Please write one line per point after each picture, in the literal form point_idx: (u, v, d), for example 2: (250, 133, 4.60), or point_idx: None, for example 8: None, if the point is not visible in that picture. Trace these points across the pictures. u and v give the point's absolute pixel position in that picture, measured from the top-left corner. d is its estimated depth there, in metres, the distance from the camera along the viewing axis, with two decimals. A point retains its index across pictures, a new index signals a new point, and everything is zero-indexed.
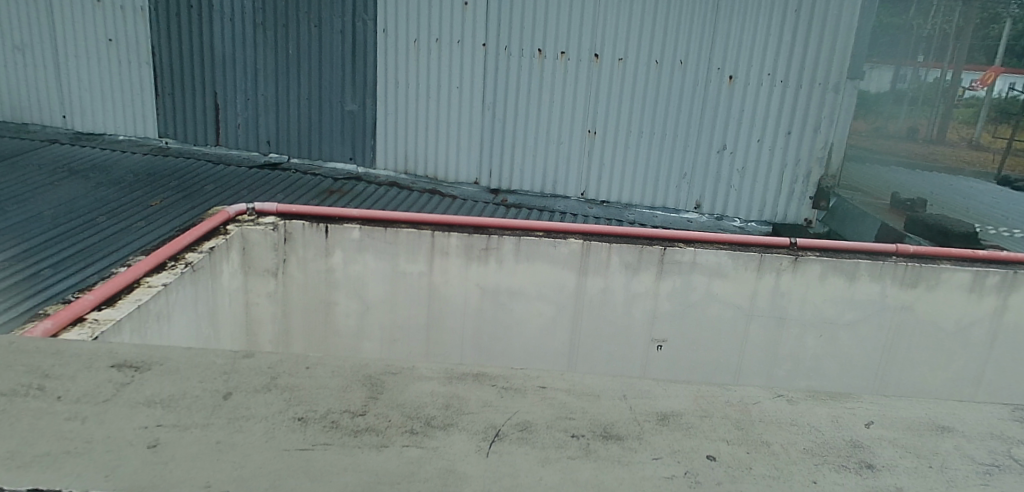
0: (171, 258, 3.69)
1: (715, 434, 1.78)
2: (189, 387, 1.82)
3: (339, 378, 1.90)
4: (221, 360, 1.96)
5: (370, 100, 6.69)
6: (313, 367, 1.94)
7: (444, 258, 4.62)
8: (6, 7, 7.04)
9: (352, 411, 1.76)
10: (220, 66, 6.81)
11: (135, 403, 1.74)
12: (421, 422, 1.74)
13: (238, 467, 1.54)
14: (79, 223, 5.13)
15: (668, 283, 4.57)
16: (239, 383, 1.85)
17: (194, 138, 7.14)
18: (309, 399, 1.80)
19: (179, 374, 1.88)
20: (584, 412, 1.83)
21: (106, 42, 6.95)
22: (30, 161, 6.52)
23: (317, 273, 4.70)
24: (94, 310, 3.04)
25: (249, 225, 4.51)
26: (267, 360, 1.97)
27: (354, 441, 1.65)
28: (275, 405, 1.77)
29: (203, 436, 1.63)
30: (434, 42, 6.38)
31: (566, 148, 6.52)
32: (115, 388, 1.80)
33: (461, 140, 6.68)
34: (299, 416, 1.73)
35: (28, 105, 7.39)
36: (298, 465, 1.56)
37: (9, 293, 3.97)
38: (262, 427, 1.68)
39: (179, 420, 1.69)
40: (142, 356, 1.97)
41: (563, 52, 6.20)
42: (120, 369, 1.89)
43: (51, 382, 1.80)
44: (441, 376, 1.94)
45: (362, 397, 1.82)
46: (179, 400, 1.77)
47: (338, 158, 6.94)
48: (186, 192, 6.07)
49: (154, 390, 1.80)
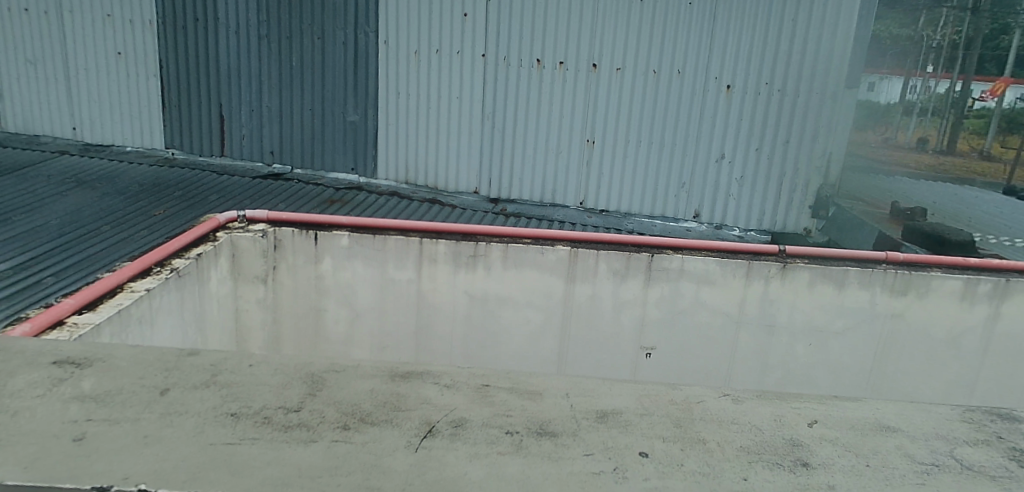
0: (158, 263, 3.73)
1: (652, 431, 1.77)
2: (127, 384, 1.83)
3: (282, 375, 1.90)
4: (166, 357, 1.97)
5: (371, 110, 6.74)
6: (256, 365, 1.94)
7: (432, 264, 4.63)
8: (19, 22, 7.16)
9: (286, 408, 1.77)
10: (225, 78, 6.88)
11: (69, 399, 1.75)
12: (355, 418, 1.74)
13: (160, 460, 1.55)
14: (83, 232, 5.19)
15: (656, 289, 4.57)
16: (178, 380, 1.86)
17: (200, 149, 7.21)
18: (246, 396, 1.80)
19: (119, 370, 1.89)
20: (523, 408, 1.84)
21: (116, 54, 7.03)
22: (43, 172, 6.60)
23: (306, 279, 4.73)
24: (75, 314, 3.07)
25: (238, 232, 4.55)
26: (211, 358, 1.98)
27: (283, 436, 1.65)
28: (210, 401, 1.78)
29: (133, 430, 1.64)
30: (434, 52, 6.43)
31: (565, 157, 6.53)
32: (52, 383, 1.81)
33: (460, 151, 6.71)
34: (231, 411, 1.73)
35: (39, 116, 7.48)
36: (220, 458, 1.57)
37: (13, 299, 4.02)
38: (193, 422, 1.69)
39: (110, 415, 1.70)
40: (86, 353, 1.97)
41: (562, 62, 6.23)
42: (60, 365, 1.90)
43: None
44: (387, 373, 1.94)
45: (299, 394, 1.83)
46: (115, 396, 1.77)
47: (340, 168, 6.99)
48: (190, 201, 6.13)
49: (92, 385, 1.81)
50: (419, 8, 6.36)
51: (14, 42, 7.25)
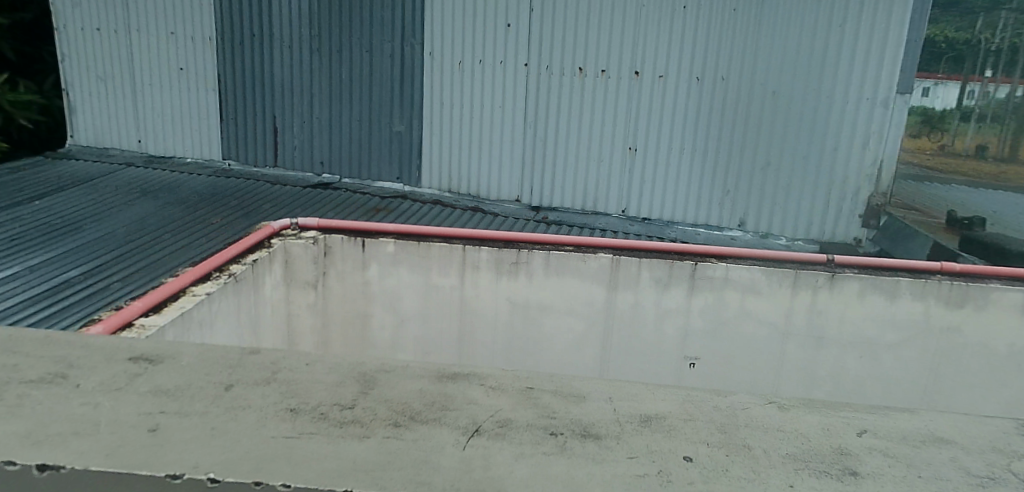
0: (217, 269, 3.86)
1: (696, 440, 1.71)
2: (194, 379, 1.74)
3: (336, 374, 1.82)
4: (229, 355, 1.89)
5: (416, 121, 6.86)
6: (313, 364, 1.86)
7: (475, 271, 4.68)
8: (89, 41, 7.50)
9: (342, 405, 1.67)
10: (278, 90, 7.10)
11: (138, 391, 1.66)
12: (405, 415, 1.66)
13: (226, 450, 1.45)
14: (146, 239, 5.40)
15: (700, 299, 4.54)
16: (241, 376, 1.77)
17: (255, 160, 7.43)
18: (304, 393, 1.71)
19: (186, 365, 1.81)
20: (563, 413, 1.77)
21: (178, 70, 7.32)
22: (110, 183, 6.90)
23: (354, 286, 4.85)
24: (142, 316, 3.21)
25: (291, 239, 4.67)
26: (271, 356, 1.89)
27: (338, 431, 1.56)
28: (271, 396, 1.68)
29: (198, 422, 1.54)
30: (478, 63, 6.53)
31: (607, 165, 6.53)
32: (126, 377, 1.72)
33: (503, 159, 6.77)
34: (291, 406, 1.64)
35: (105, 129, 7.80)
36: (281, 451, 1.47)
37: (84, 302, 4.21)
38: (254, 416, 1.59)
39: (179, 407, 1.60)
40: (158, 349, 1.90)
41: (605, 70, 6.25)
42: (135, 360, 1.82)
43: (55, 363, 1.77)
44: (434, 377, 1.86)
45: (353, 392, 1.74)
46: (181, 390, 1.68)
47: (386, 177, 7.12)
48: (245, 210, 6.32)
49: (162, 379, 1.72)
50: (462, 19, 6.47)
51: (83, 59, 7.59)
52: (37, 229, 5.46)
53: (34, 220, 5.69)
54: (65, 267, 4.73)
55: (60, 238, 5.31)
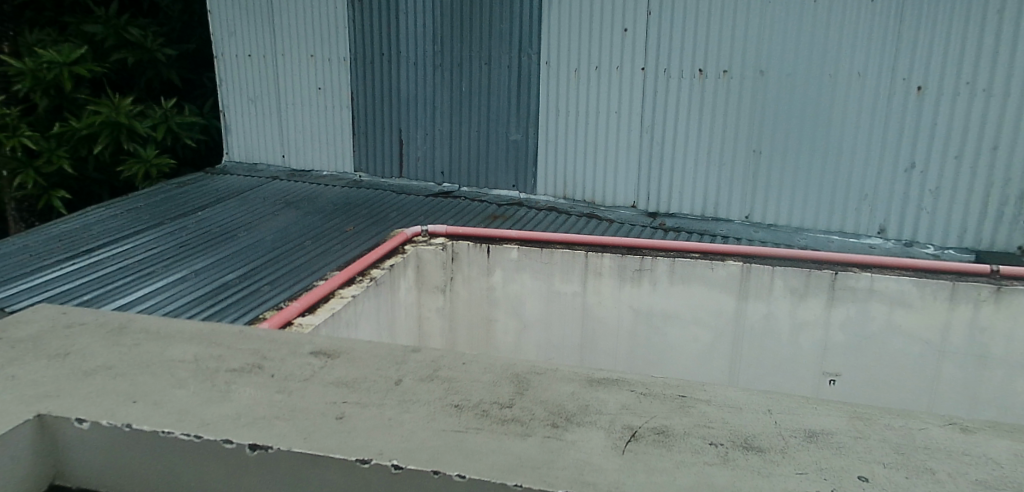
0: (359, 274, 4.29)
1: (913, 459, 1.23)
2: (369, 373, 1.54)
3: (492, 373, 1.55)
4: (394, 351, 1.67)
5: (532, 129, 6.99)
6: (469, 363, 1.60)
7: (597, 278, 4.74)
8: (239, 66, 8.17)
9: (501, 403, 1.42)
10: (405, 107, 7.43)
11: (310, 380, 1.47)
12: (562, 418, 1.35)
13: (404, 440, 1.26)
14: (291, 246, 5.85)
15: (842, 310, 4.40)
16: (408, 372, 1.56)
17: (383, 172, 7.79)
18: (464, 390, 1.47)
19: (357, 358, 1.61)
20: (724, 420, 1.34)
21: (316, 90, 7.81)
22: (260, 195, 7.52)
23: (479, 291, 5.06)
24: (299, 316, 3.66)
25: (422, 245, 4.96)
26: (432, 355, 1.66)
27: (500, 429, 1.31)
28: (436, 392, 1.47)
29: (375, 412, 1.36)
30: (594, 69, 6.57)
31: (728, 171, 6.38)
32: (311, 370, 1.52)
33: (619, 166, 6.76)
34: (453, 402, 1.41)
35: (255, 147, 8.44)
36: (450, 446, 1.25)
37: (237, 304, 4.66)
38: (425, 411, 1.38)
39: (361, 399, 1.41)
40: (335, 344, 1.68)
41: (726, 71, 6.13)
42: (315, 354, 1.60)
43: (223, 334, 1.65)
44: (582, 378, 1.51)
45: (508, 392, 1.47)
46: (357, 383, 1.49)
47: (502, 185, 7.27)
48: (374, 218, 6.63)
49: (338, 373, 1.52)
50: (579, 24, 6.52)
51: (234, 84, 8.27)
52: (200, 240, 6.14)
53: (199, 231, 6.42)
54: (224, 271, 5.34)
55: (218, 248, 5.93)
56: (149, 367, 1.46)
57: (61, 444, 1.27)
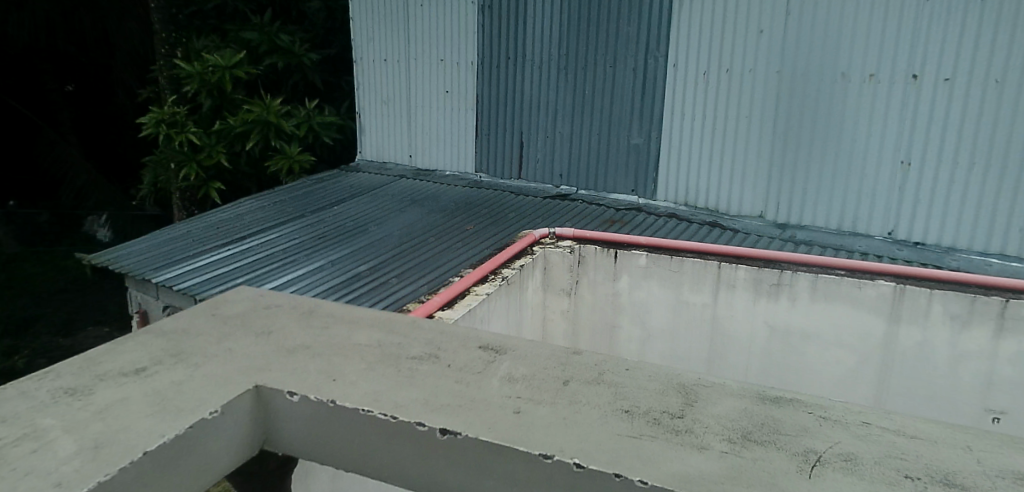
0: (492, 272, 4.55)
1: None
2: (537, 372, 1.59)
3: (658, 381, 1.55)
4: (556, 352, 1.69)
5: (655, 133, 6.89)
6: (633, 369, 1.61)
7: (730, 290, 4.69)
8: (377, 67, 8.60)
9: (672, 413, 1.41)
10: (526, 108, 7.53)
11: (483, 374, 1.56)
12: (738, 433, 1.33)
13: (581, 439, 1.31)
14: (418, 241, 6.08)
15: (1011, 343, 4.09)
16: (574, 373, 1.58)
17: (502, 173, 7.91)
18: (632, 396, 1.48)
19: (525, 356, 1.66)
20: (918, 454, 1.27)
21: (444, 93, 8.06)
22: (389, 192, 7.86)
23: (605, 295, 5.10)
24: (440, 309, 3.98)
25: (550, 247, 5.10)
26: (593, 358, 1.67)
27: (675, 438, 1.31)
28: (604, 396, 1.49)
29: (549, 410, 1.41)
30: (724, 72, 6.38)
31: (872, 183, 6.00)
32: (483, 364, 1.61)
33: (749, 173, 6.52)
34: (623, 407, 1.43)
35: (385, 146, 8.84)
36: (627, 451, 1.27)
37: (369, 295, 4.90)
38: (598, 414, 1.40)
39: (534, 396, 1.47)
40: (500, 340, 1.74)
41: (873, 74, 5.78)
42: (484, 349, 1.68)
43: (398, 322, 1.80)
44: (753, 394, 1.48)
45: (677, 402, 1.45)
46: (528, 380, 1.55)
47: (621, 190, 7.22)
48: (493, 218, 6.75)
49: (508, 368, 1.59)
50: (711, 27, 6.36)
51: (372, 86, 8.72)
52: (334, 232, 6.49)
53: (333, 224, 6.78)
54: (356, 263, 5.62)
55: (350, 240, 6.24)
56: (342, 350, 1.63)
57: (272, 414, 1.42)
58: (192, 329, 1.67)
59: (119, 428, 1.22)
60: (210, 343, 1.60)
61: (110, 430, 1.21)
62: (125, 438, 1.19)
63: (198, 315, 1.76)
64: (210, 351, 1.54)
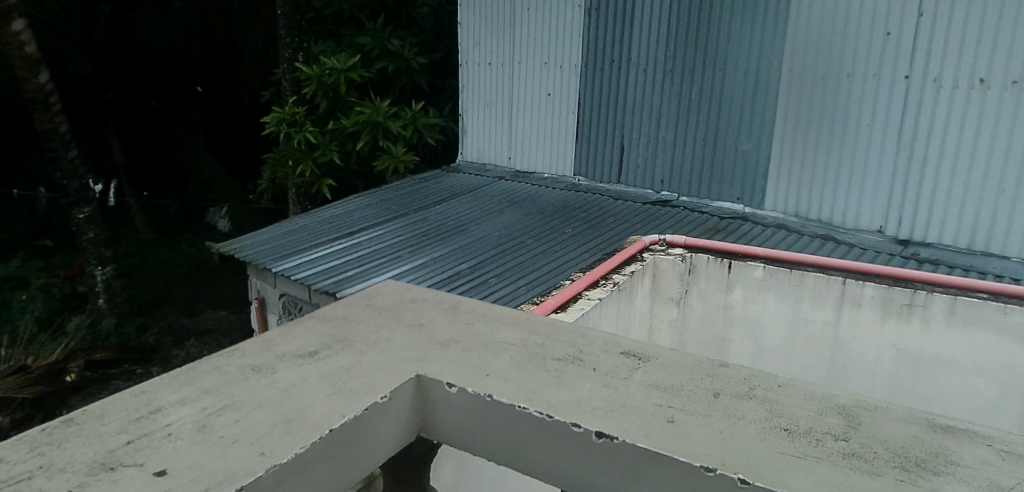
0: (603, 277, 4.55)
1: None
2: (685, 382, 1.54)
3: (814, 401, 1.47)
4: (701, 363, 1.63)
5: (766, 140, 6.65)
6: (786, 386, 1.53)
7: (855, 308, 4.52)
8: (484, 69, 8.73)
9: (836, 435, 1.35)
10: (628, 112, 7.47)
11: (628, 380, 1.53)
12: (911, 462, 1.27)
13: (742, 454, 1.28)
14: (517, 243, 6.14)
15: None
16: (724, 385, 1.52)
17: (601, 177, 7.89)
18: (789, 413, 1.42)
19: (668, 365, 1.61)
20: None
21: (547, 96, 8.11)
22: (489, 192, 7.97)
23: (716, 307, 5.03)
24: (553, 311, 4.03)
25: (660, 254, 5.07)
26: (742, 371, 1.60)
27: (844, 463, 1.27)
28: (758, 411, 1.43)
29: (702, 422, 1.37)
30: (846, 77, 6.10)
31: (1009, 201, 5.49)
32: (629, 370, 1.58)
33: (869, 185, 6.17)
34: (782, 425, 1.37)
35: (486, 148, 8.98)
36: (794, 472, 1.24)
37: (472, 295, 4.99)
38: (756, 430, 1.36)
39: (685, 406, 1.43)
40: (641, 346, 1.71)
41: (1016, 81, 5.30)
42: (627, 355, 1.65)
43: (539, 323, 1.80)
44: (922, 422, 1.40)
45: (839, 424, 1.39)
46: (676, 389, 1.50)
47: (725, 198, 7.02)
48: (591, 222, 6.70)
49: (653, 377, 1.55)
50: (830, 31, 6.10)
51: (478, 88, 8.86)
52: (436, 231, 6.63)
53: (435, 223, 6.93)
54: (456, 262, 5.74)
55: (451, 239, 6.37)
56: (489, 346, 1.65)
57: (429, 405, 1.47)
58: (349, 317, 1.76)
59: (306, 406, 1.30)
60: (369, 332, 1.68)
61: (300, 406, 1.30)
62: (312, 414, 1.27)
63: (355, 305, 1.85)
64: (371, 340, 1.62)
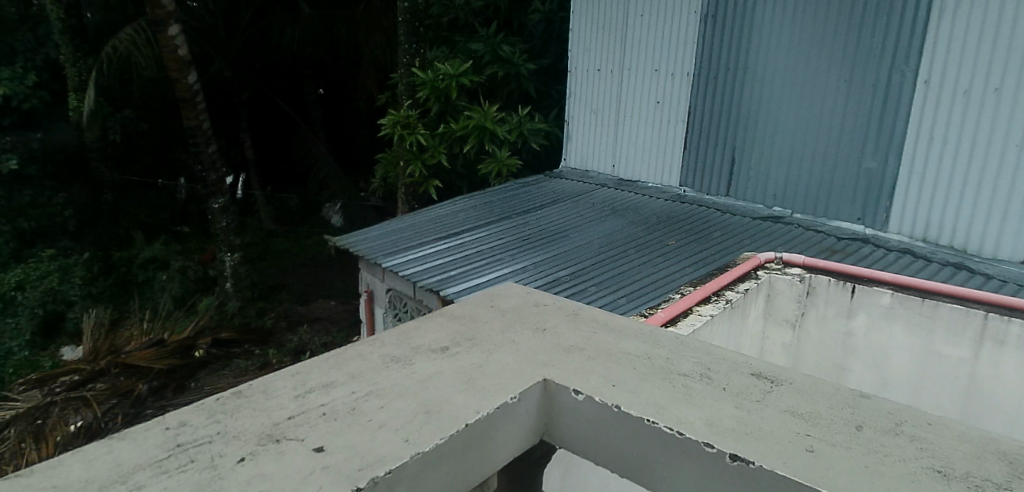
0: (715, 293, 4.42)
1: None
2: (823, 410, 1.46)
3: (970, 443, 1.37)
4: (842, 391, 1.54)
5: (894, 156, 6.25)
6: (937, 424, 1.43)
7: (998, 346, 4.17)
8: (597, 75, 8.68)
9: (996, 483, 1.27)
10: (744, 123, 7.24)
11: (761, 402, 1.47)
12: None
13: None
14: (619, 251, 6.08)
15: None
16: (866, 417, 1.44)
17: (709, 189, 7.70)
18: (941, 452, 1.34)
19: (804, 390, 1.53)
20: None
21: (656, 103, 8.00)
22: (592, 199, 7.95)
23: (835, 333, 4.79)
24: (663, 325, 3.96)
25: (777, 273, 4.88)
26: (887, 404, 1.50)
27: None
28: (907, 449, 1.34)
29: (844, 455, 1.31)
30: (992, 91, 5.57)
31: None
32: (761, 392, 1.51)
33: (1009, 212, 5.62)
34: (935, 466, 1.30)
35: (592, 155, 8.97)
36: None
37: None
38: (905, 468, 1.29)
39: (826, 435, 1.36)
40: (772, 367, 1.64)
41: None
42: (757, 376, 1.59)
43: (663, 338, 1.75)
44: None
45: (1003, 471, 1.30)
46: (814, 415, 1.44)
47: (844, 217, 6.67)
48: (699, 235, 6.52)
49: (788, 402, 1.48)
50: (977, 44, 5.60)
51: (590, 95, 8.84)
52: (539, 235, 6.67)
53: (537, 227, 6.96)
54: (557, 267, 5.75)
55: (552, 244, 6.38)
56: (615, 356, 1.63)
57: (555, 409, 1.47)
58: (476, 316, 1.80)
59: (452, 401, 1.36)
60: (497, 332, 1.71)
61: (445, 400, 1.36)
62: (450, 407, 1.33)
63: (481, 305, 1.89)
64: (500, 340, 1.65)
